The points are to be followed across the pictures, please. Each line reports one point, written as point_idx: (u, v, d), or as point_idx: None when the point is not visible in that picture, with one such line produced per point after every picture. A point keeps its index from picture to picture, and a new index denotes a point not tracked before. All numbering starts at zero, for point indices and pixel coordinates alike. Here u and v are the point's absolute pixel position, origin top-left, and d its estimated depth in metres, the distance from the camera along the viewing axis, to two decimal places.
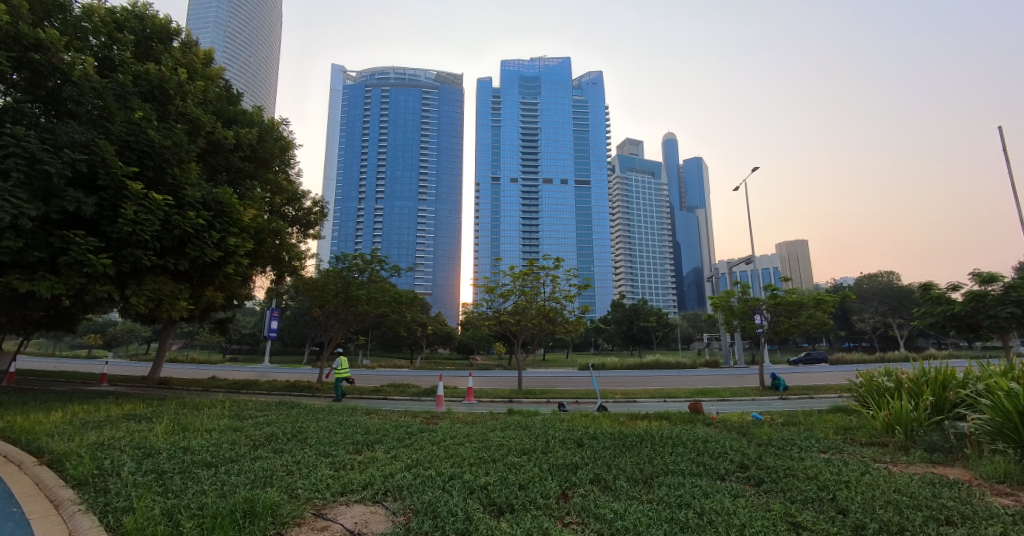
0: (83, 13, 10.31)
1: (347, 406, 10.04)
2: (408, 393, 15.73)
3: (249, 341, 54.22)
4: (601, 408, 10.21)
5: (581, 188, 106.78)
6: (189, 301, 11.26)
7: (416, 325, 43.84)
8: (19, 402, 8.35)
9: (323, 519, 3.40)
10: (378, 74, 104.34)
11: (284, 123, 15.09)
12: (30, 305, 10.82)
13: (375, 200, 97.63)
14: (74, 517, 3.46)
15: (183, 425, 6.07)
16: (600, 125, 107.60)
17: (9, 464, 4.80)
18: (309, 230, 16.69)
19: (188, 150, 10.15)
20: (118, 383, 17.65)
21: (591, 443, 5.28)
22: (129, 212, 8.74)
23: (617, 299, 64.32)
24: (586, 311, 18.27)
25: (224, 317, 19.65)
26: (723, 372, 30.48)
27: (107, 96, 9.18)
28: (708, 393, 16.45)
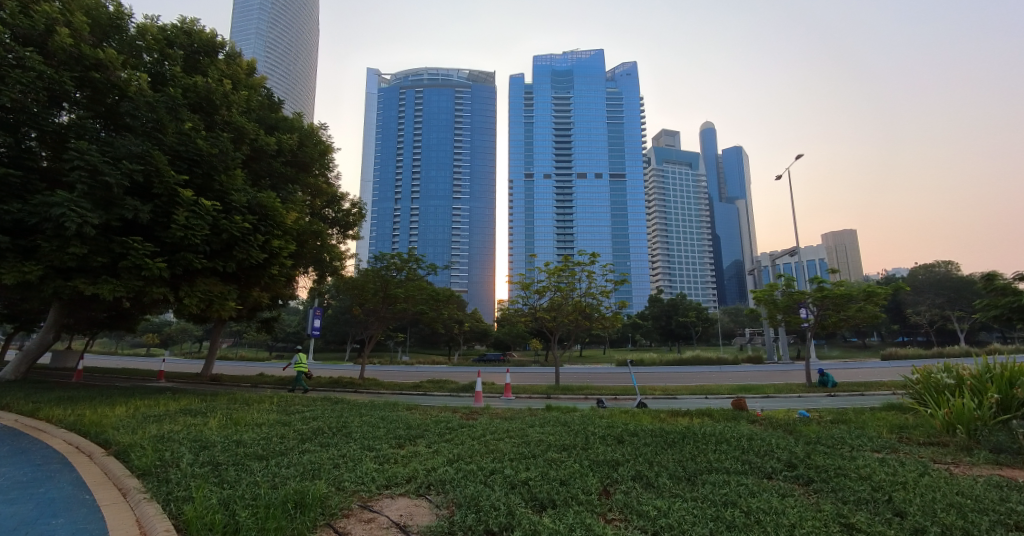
0: (138, 32, 10.86)
1: (388, 401, 10.16)
2: (448, 388, 16.00)
3: (295, 338, 56.93)
4: (640, 403, 10.07)
5: (615, 182, 105.16)
6: (237, 301, 11.76)
7: (454, 322, 44.48)
8: (85, 397, 8.92)
9: (370, 510, 3.49)
10: (412, 76, 106.54)
11: (324, 127, 15.58)
12: (95, 307, 11.53)
13: (411, 200, 99.72)
14: (140, 504, 3.69)
15: (235, 419, 6.34)
16: (634, 117, 105.60)
17: (82, 454, 5.16)
18: (348, 231, 17.18)
19: (234, 157, 10.57)
20: (175, 379, 18.62)
21: (632, 440, 5.18)
22: (181, 218, 9.19)
23: (654, 294, 63.19)
24: (623, 307, 17.86)
25: (271, 316, 20.47)
26: (767, 367, 29.55)
27: (159, 108, 9.60)
28: (751, 389, 15.94)
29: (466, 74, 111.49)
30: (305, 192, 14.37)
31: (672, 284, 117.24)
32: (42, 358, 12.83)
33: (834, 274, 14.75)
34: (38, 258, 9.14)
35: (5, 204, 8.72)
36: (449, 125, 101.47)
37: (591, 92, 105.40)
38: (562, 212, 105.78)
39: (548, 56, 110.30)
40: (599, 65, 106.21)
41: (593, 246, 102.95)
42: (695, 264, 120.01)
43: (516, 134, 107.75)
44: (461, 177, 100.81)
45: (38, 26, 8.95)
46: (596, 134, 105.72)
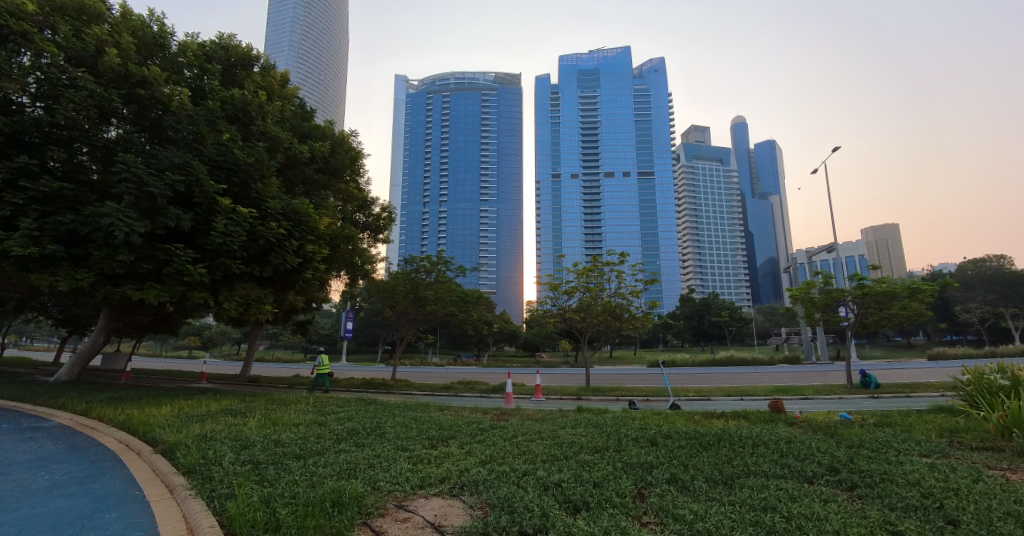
0: (179, 49, 11.33)
1: (420, 402, 10.26)
2: (478, 389, 16.10)
3: (328, 340, 58.46)
4: (674, 404, 9.91)
5: (644, 180, 103.72)
6: (273, 305, 12.12)
7: (482, 323, 44.82)
8: (134, 398, 9.33)
9: (404, 510, 3.53)
10: (439, 81, 108.18)
11: (354, 134, 15.92)
12: (141, 311, 12.10)
13: (439, 203, 100.98)
14: (186, 501, 3.83)
15: (273, 419, 6.52)
16: (663, 115, 103.73)
17: (131, 451, 5.40)
18: (378, 234, 17.49)
19: (269, 165, 10.89)
20: (216, 380, 19.36)
21: (665, 442, 5.08)
22: (220, 225, 9.52)
23: (686, 294, 62.05)
24: (654, 307, 17.56)
25: (306, 319, 21.03)
26: (805, 369, 28.53)
27: (199, 121, 9.99)
28: (788, 390, 15.46)
29: (491, 77, 112.01)
30: (338, 198, 14.71)
31: (703, 283, 115.03)
32: (93, 360, 13.53)
33: (875, 270, 14.19)
34: (89, 265, 9.63)
35: (60, 215, 9.24)
36: (476, 128, 102.25)
37: (617, 90, 104.32)
38: (588, 212, 105.10)
39: (574, 55, 109.68)
40: (625, 62, 104.85)
41: (622, 245, 101.86)
42: (726, 262, 117.36)
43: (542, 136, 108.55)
44: (489, 179, 101.43)
45: (88, 46, 9.44)
46: (623, 132, 104.44)
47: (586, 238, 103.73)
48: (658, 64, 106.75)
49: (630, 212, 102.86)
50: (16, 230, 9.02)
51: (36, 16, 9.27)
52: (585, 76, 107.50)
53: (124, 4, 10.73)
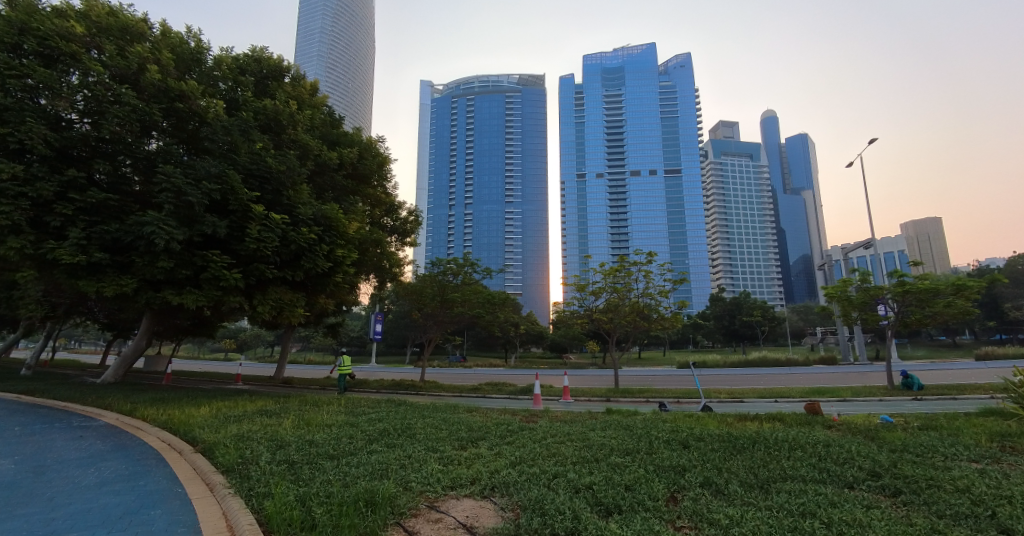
0: (214, 63, 11.73)
1: (449, 403, 10.35)
2: (506, 391, 16.11)
3: (358, 342, 59.89)
4: (706, 407, 9.69)
5: (671, 177, 102.19)
6: (304, 308, 12.42)
7: (509, 325, 44.95)
8: (174, 399, 9.70)
9: (436, 511, 3.56)
10: (464, 85, 109.30)
11: (381, 140, 16.18)
12: (180, 315, 12.57)
13: (464, 206, 101.76)
14: (225, 499, 3.96)
15: (307, 420, 6.69)
16: (690, 111, 101.64)
17: (172, 451, 5.60)
18: (405, 238, 17.70)
19: (299, 172, 11.17)
20: (250, 382, 19.98)
21: (698, 445, 4.98)
22: (254, 232, 9.83)
23: (716, 293, 60.77)
24: (683, 307, 17.27)
25: (336, 322, 21.45)
26: (843, 369, 27.52)
27: (234, 131, 10.33)
28: (825, 392, 14.98)
29: (515, 79, 112.20)
30: (366, 202, 14.96)
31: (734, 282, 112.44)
32: (136, 362, 14.12)
33: (916, 267, 13.63)
34: (131, 272, 10.05)
35: (105, 224, 9.66)
36: (500, 130, 102.62)
37: (643, 87, 102.98)
38: (614, 212, 104.18)
39: (597, 53, 108.55)
40: (650, 60, 103.42)
41: (650, 244, 100.57)
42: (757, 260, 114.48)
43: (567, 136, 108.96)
44: (514, 180, 101.54)
45: (131, 64, 9.82)
46: (650, 129, 102.91)
47: (612, 238, 102.92)
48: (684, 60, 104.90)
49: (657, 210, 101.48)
50: (65, 240, 9.48)
51: (84, 38, 9.73)
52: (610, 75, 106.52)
53: (164, 22, 11.15)
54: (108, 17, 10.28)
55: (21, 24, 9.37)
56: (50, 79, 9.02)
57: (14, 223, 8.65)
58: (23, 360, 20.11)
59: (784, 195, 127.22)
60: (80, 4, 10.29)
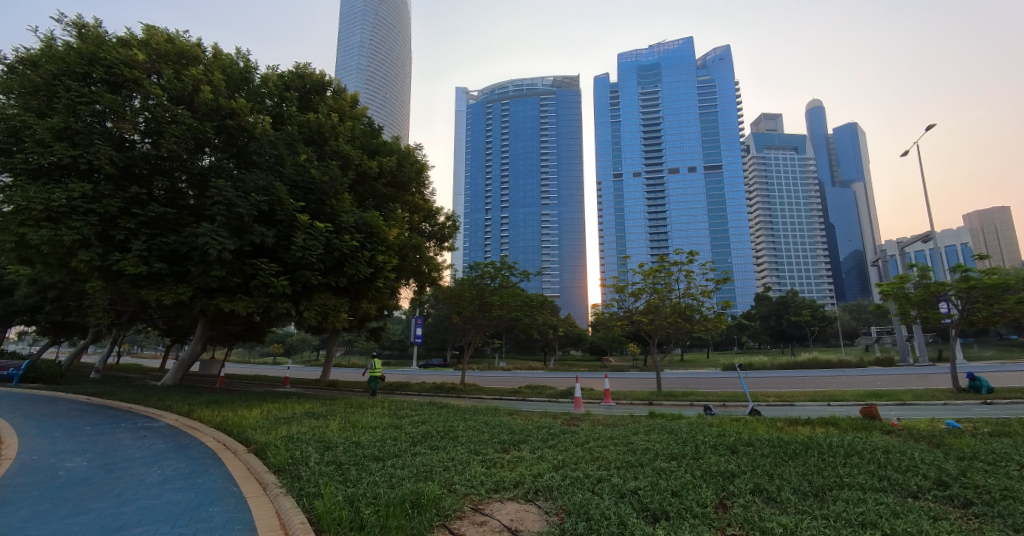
0: (261, 81, 12.25)
1: (490, 406, 10.40)
2: (546, 394, 16.06)
3: (399, 345, 62.27)
4: (758, 411, 9.36)
5: (711, 174, 99.73)
6: (348, 312, 12.80)
7: (547, 328, 45.06)
8: (228, 401, 10.17)
9: (481, 514, 3.58)
10: (498, 90, 110.74)
11: (420, 147, 16.50)
12: (232, 321, 13.18)
13: (501, 210, 102.86)
14: (278, 498, 4.12)
15: (353, 422, 6.87)
16: (730, 105, 98.64)
17: (228, 450, 5.90)
18: (444, 242, 17.97)
19: (341, 182, 11.54)
20: (298, 385, 20.74)
21: (747, 450, 4.82)
22: (300, 240, 10.21)
23: (762, 292, 58.74)
24: (727, 307, 16.70)
25: (378, 326, 21.96)
26: (902, 371, 25.96)
27: (280, 145, 10.78)
28: (882, 395, 14.22)
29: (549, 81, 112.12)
30: (405, 209, 15.24)
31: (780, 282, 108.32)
32: (191, 367, 14.85)
33: (983, 261, 12.71)
34: (187, 281, 10.61)
35: (162, 237, 10.23)
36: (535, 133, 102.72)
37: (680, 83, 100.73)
38: (653, 212, 102.26)
39: (632, 51, 107.33)
40: (689, 54, 101.07)
41: (690, 244, 98.40)
42: (804, 257, 109.84)
43: (603, 135, 107.73)
44: (550, 182, 101.18)
45: (187, 86, 10.36)
46: (689, 125, 100.77)
47: (651, 238, 101.15)
48: (723, 53, 101.99)
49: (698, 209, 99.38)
50: (128, 252, 10.09)
51: (145, 64, 10.36)
52: (646, 72, 104.70)
53: (216, 45, 11.71)
54: (166, 44, 10.87)
55: (89, 54, 10.07)
56: (115, 103, 9.67)
57: (83, 237, 9.26)
58: (93, 364, 21.54)
59: (832, 188, 121.42)
60: (141, 33, 10.93)
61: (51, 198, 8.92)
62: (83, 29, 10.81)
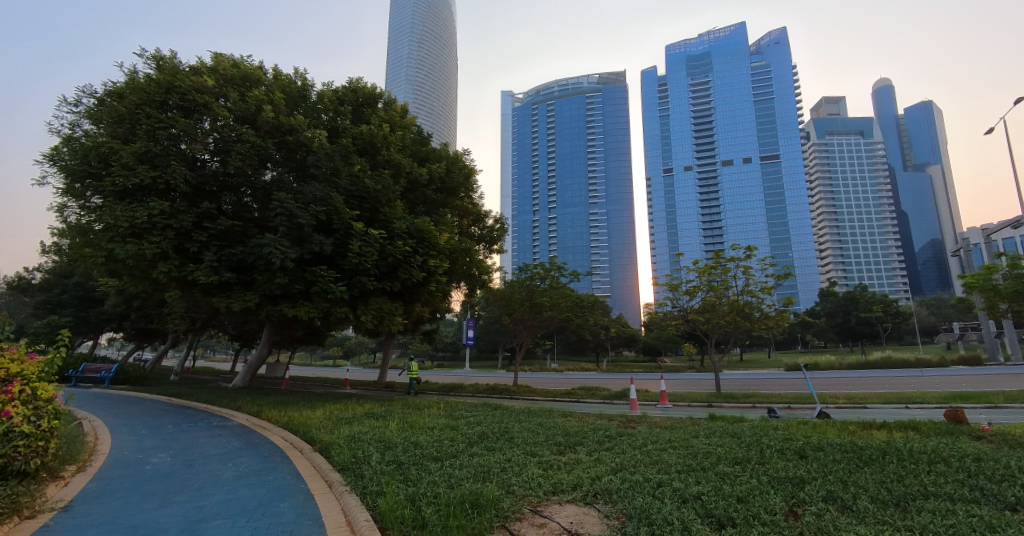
0: (317, 97, 12.81)
1: (545, 408, 10.38)
2: (600, 396, 15.91)
3: (452, 347, 63.61)
4: (829, 415, 8.93)
5: (768, 164, 95.22)
6: (402, 316, 13.18)
7: (599, 328, 44.86)
8: (294, 402, 10.70)
9: (541, 516, 3.58)
10: (543, 91, 111.23)
11: (467, 153, 16.70)
12: (295, 326, 13.84)
13: (548, 211, 102.98)
14: (343, 495, 4.31)
15: (411, 422, 7.06)
16: (788, 90, 93.84)
17: (295, 449, 6.25)
18: (493, 245, 18.16)
19: (394, 190, 11.85)
20: (357, 386, 21.55)
21: (816, 456, 4.55)
22: (356, 247, 10.61)
23: (828, 288, 55.69)
24: (790, 304, 15.83)
25: (431, 329, 22.48)
26: (992, 371, 23.79)
27: (336, 157, 11.23)
28: (969, 397, 13.09)
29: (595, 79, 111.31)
30: (454, 213, 15.49)
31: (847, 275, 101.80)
32: (259, 369, 15.74)
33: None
34: (253, 288, 11.28)
35: (230, 248, 10.91)
36: (581, 132, 102.24)
37: (733, 70, 97.01)
38: (707, 207, 99.04)
39: (681, 42, 104.48)
40: (741, 40, 97.29)
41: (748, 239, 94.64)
42: (873, 248, 102.55)
43: (651, 130, 105.14)
44: (597, 181, 100.00)
45: (250, 107, 10.95)
46: (743, 114, 97.15)
47: (705, 235, 98.20)
48: (779, 37, 97.97)
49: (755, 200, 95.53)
50: (201, 262, 10.84)
51: (213, 89, 11.06)
52: (695, 62, 101.53)
53: (276, 67, 12.36)
54: (232, 69, 11.54)
55: (166, 84, 10.83)
56: (188, 126, 10.38)
57: (162, 250, 10.03)
58: (171, 367, 23.28)
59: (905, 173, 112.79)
60: (210, 61, 11.69)
61: (134, 216, 9.71)
62: (160, 61, 11.69)
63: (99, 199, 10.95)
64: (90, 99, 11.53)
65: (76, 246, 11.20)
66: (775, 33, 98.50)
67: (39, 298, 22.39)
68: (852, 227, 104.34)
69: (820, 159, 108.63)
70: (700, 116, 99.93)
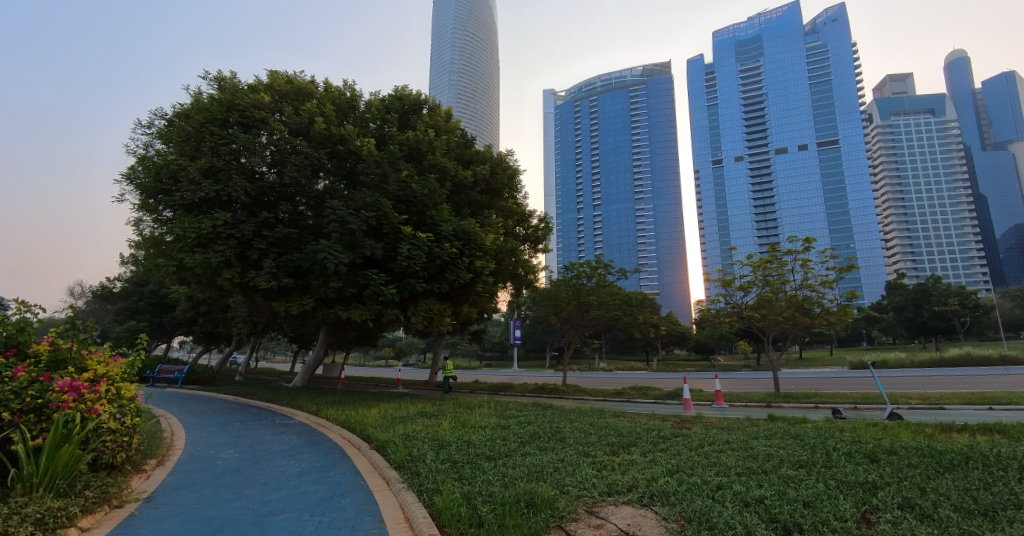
0: (365, 107, 13.16)
1: (597, 409, 10.29)
2: (652, 396, 15.66)
3: (500, 347, 64.57)
4: (900, 416, 8.49)
5: (827, 150, 90.23)
6: (451, 316, 13.43)
7: (648, 326, 44.39)
8: (351, 401, 11.09)
9: (597, 517, 3.57)
10: (586, 87, 110.80)
11: (511, 153, 16.74)
12: (349, 328, 14.38)
13: (592, 208, 101.93)
14: (401, 492, 4.45)
15: (463, 422, 7.20)
16: (848, 70, 88.62)
17: (353, 446, 6.53)
18: (538, 245, 18.17)
19: (440, 194, 12.03)
20: (409, 385, 22.17)
21: (890, 460, 4.30)
22: (404, 250, 10.89)
23: (897, 280, 52.45)
24: (854, 298, 14.96)
25: (478, 329, 22.80)
26: None
27: (384, 164, 11.56)
28: None
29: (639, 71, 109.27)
30: (499, 214, 15.60)
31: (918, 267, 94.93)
32: (316, 370, 16.46)
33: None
34: (309, 292, 11.77)
35: (287, 254, 11.42)
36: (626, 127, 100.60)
37: (787, 52, 92.92)
38: (759, 197, 94.89)
39: (728, 27, 100.95)
40: (795, 20, 92.77)
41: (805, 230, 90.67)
42: (947, 237, 95.04)
43: (698, 120, 101.42)
44: (643, 175, 97.77)
45: (304, 120, 11.43)
46: (799, 99, 92.63)
47: (758, 227, 94.39)
48: (837, 13, 92.58)
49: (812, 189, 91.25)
50: (260, 269, 11.43)
51: (270, 104, 11.62)
52: (745, 47, 97.55)
53: (327, 80, 12.83)
54: (286, 85, 12.06)
55: (227, 102, 11.43)
56: (248, 141, 10.97)
57: (226, 258, 10.66)
58: (237, 367, 24.73)
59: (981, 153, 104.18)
60: (266, 78, 12.27)
61: (200, 227, 10.37)
62: (221, 82, 12.38)
63: (170, 212, 11.77)
64: (161, 121, 12.38)
65: (151, 258, 12.12)
66: (832, 10, 93.60)
67: (120, 305, 24.36)
68: (923, 215, 96.95)
69: (884, 142, 101.68)
70: (750, 103, 95.87)
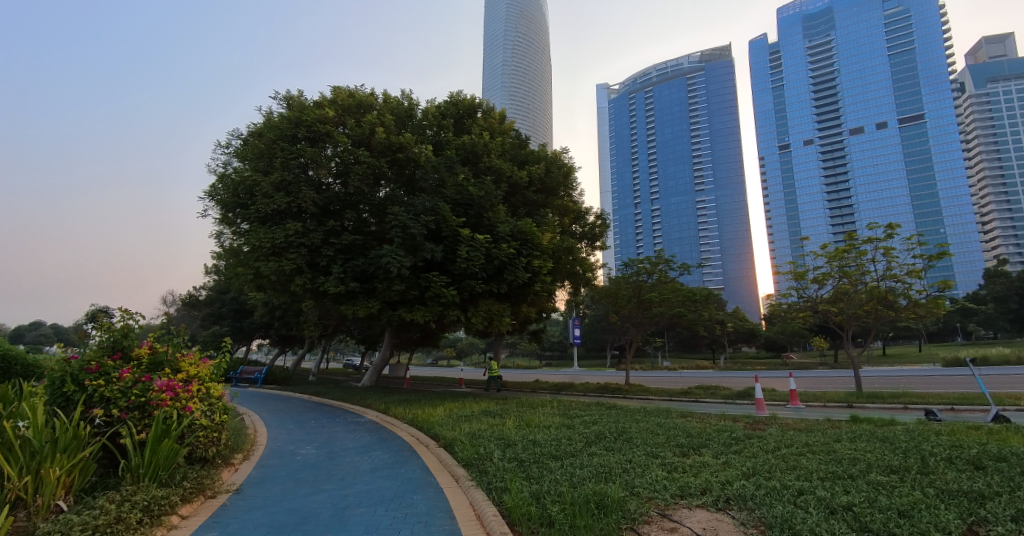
0: (422, 114, 13.48)
1: (664, 408, 10.06)
2: (720, 395, 15.14)
3: (559, 346, 64.70)
4: (1006, 419, 7.77)
5: (909, 126, 82.83)
6: (510, 316, 13.58)
7: (714, 323, 43.02)
8: (416, 400, 11.47)
9: (670, 520, 3.51)
10: (641, 78, 108.34)
11: (565, 150, 16.64)
12: (412, 330, 14.87)
13: (650, 202, 99.55)
14: (470, 490, 4.58)
15: (527, 421, 7.32)
16: (934, 36, 80.96)
17: (421, 443, 6.81)
18: (595, 242, 17.99)
19: (496, 195, 12.18)
20: (471, 384, 22.66)
21: (998, 467, 3.94)
22: (464, 252, 11.08)
23: (998, 267, 47.55)
24: (946, 287, 13.69)
25: (537, 328, 22.90)
26: None
27: (441, 169, 11.88)
28: None
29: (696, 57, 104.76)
30: (554, 212, 15.58)
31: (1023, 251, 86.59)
32: (382, 370, 17.18)
33: None
34: (374, 295, 12.23)
35: (353, 259, 11.93)
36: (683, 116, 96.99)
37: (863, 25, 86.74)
38: (832, 182, 89.13)
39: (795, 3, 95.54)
40: None
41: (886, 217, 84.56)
42: None
43: (762, 103, 95.70)
44: (704, 165, 94.45)
45: (365, 131, 11.89)
46: (878, 73, 86.00)
47: (833, 215, 88.89)
48: None
49: (893, 170, 84.66)
50: (329, 274, 12.00)
51: (334, 119, 12.14)
52: (813, 21, 91.86)
53: (386, 91, 13.28)
54: (348, 99, 12.61)
55: (295, 119, 12.05)
56: (315, 154, 11.60)
57: (297, 265, 11.36)
58: (309, 368, 26.25)
59: None
60: (330, 93, 12.86)
61: (274, 237, 11.11)
62: (290, 100, 13.09)
63: (246, 225, 12.60)
64: (236, 140, 13.25)
65: (231, 267, 13.09)
66: None
67: (205, 311, 26.48)
68: None
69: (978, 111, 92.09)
70: (820, 81, 90.14)
